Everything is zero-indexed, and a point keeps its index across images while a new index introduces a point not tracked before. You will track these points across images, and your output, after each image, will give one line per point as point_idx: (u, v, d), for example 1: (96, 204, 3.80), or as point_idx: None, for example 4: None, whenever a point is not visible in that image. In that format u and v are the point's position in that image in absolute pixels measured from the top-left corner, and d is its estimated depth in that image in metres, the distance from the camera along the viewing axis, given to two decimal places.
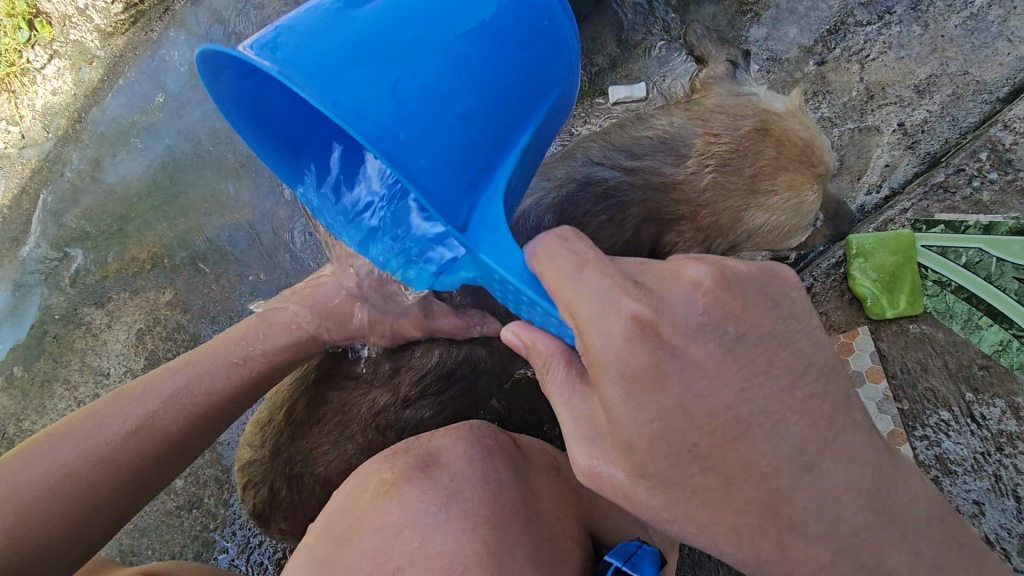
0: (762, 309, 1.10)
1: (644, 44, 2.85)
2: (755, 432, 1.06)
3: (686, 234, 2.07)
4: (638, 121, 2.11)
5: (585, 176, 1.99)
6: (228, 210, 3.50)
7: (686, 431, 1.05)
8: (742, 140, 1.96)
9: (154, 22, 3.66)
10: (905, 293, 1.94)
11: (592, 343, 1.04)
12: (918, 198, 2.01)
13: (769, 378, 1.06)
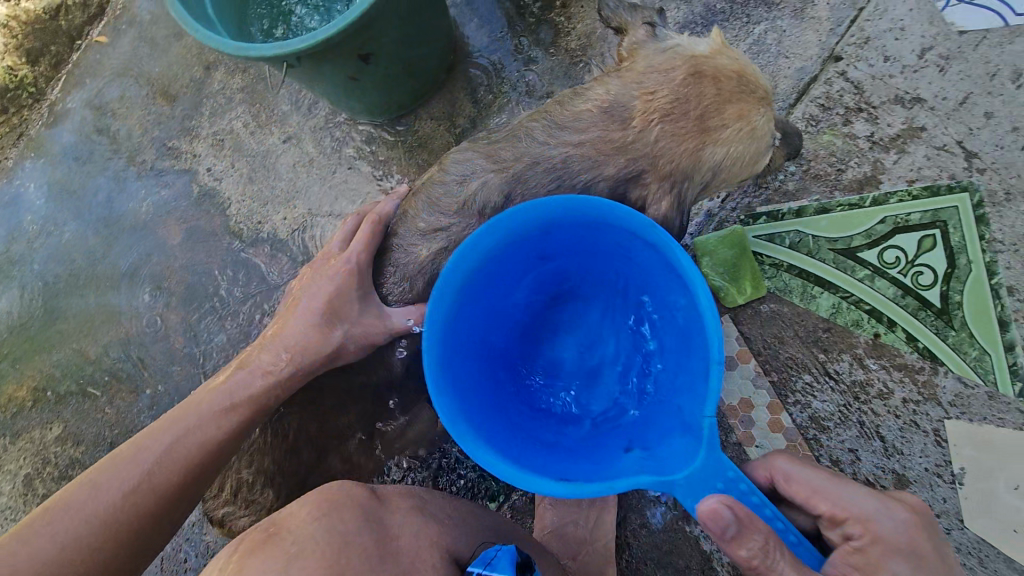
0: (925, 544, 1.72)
1: (499, 102, 3.06)
2: None
3: (651, 186, 2.16)
4: (576, 96, 2.26)
5: (536, 155, 2.17)
6: (114, 325, 3.35)
7: None
8: (679, 89, 2.06)
9: (7, 150, 3.56)
10: (748, 279, 2.19)
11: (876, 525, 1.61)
12: (741, 198, 2.27)
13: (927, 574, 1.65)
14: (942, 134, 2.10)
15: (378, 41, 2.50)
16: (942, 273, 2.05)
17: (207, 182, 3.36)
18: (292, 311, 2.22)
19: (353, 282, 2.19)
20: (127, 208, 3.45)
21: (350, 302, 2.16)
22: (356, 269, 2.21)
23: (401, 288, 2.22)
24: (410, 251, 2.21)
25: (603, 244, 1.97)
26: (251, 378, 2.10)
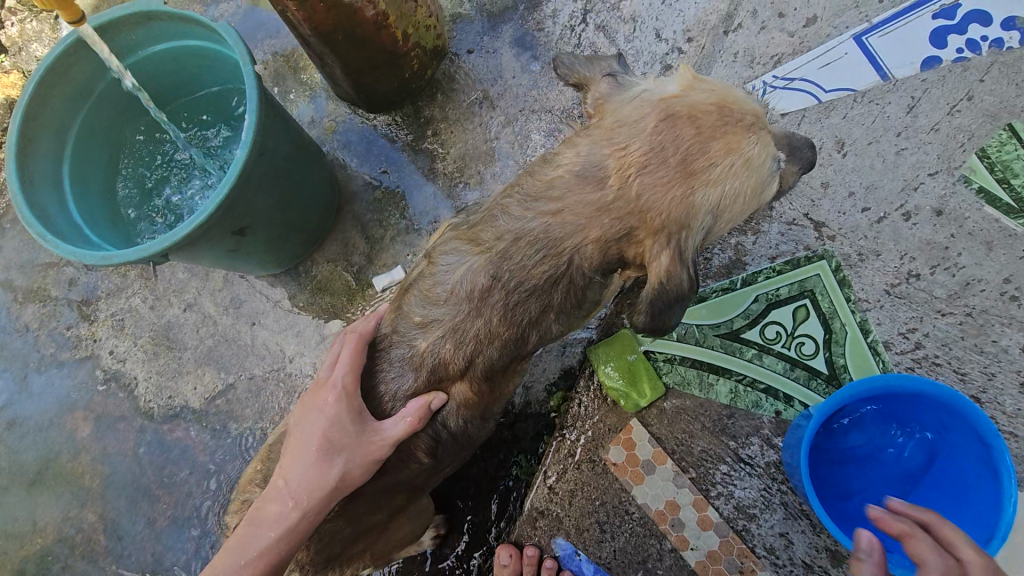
0: None
1: (388, 235, 3.18)
2: None
3: (646, 242, 1.92)
4: (545, 163, 2.07)
5: (518, 229, 2.00)
6: (26, 537, 3.13)
7: None
8: (651, 138, 1.82)
9: None
10: (646, 379, 2.27)
11: None
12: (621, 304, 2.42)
13: None
14: (790, 210, 2.26)
15: (251, 216, 2.52)
16: (822, 341, 2.20)
17: (111, 365, 3.28)
18: (288, 449, 1.99)
19: (346, 406, 1.97)
20: (26, 407, 3.29)
21: (347, 425, 1.95)
22: (346, 392, 1.99)
23: (405, 382, 2.07)
24: (411, 346, 2.08)
25: (920, 413, 2.11)
26: (261, 532, 1.90)
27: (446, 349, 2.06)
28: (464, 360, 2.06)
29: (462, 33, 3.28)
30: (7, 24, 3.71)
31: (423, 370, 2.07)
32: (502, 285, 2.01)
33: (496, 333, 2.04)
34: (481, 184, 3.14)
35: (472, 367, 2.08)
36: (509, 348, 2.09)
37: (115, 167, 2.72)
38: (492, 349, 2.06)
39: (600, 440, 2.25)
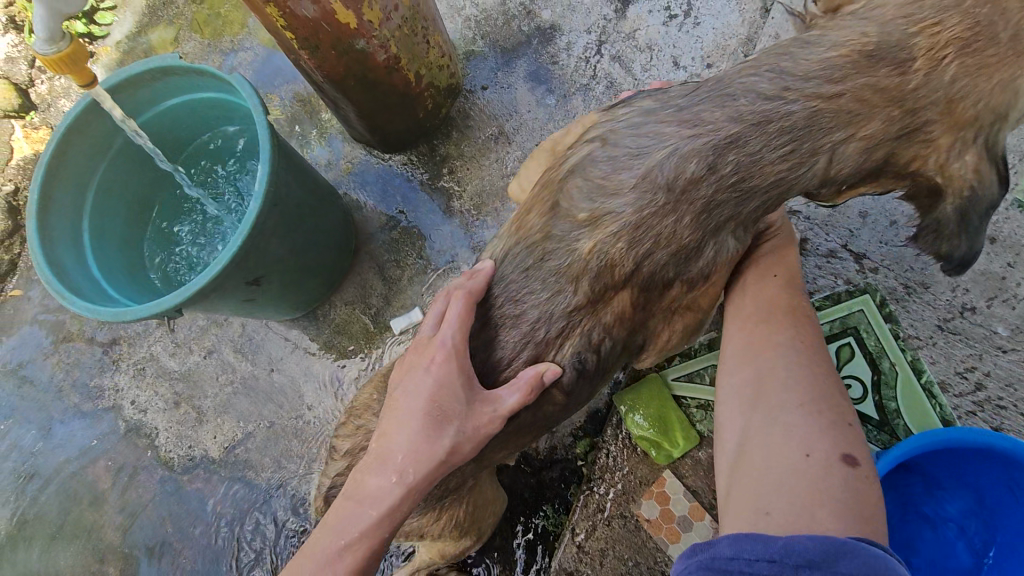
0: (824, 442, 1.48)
1: (405, 276, 3.13)
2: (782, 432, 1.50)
3: (933, 137, 1.69)
4: (804, 42, 1.76)
5: (761, 113, 1.70)
6: None
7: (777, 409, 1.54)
8: (973, 12, 1.56)
9: None
10: (677, 428, 2.18)
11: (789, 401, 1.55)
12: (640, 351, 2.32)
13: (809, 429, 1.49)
14: (826, 242, 2.15)
15: (266, 265, 2.50)
16: (871, 382, 2.03)
17: (133, 415, 3.27)
18: (387, 415, 1.68)
19: (456, 367, 1.71)
20: (51, 459, 3.29)
21: (458, 386, 1.68)
22: (457, 351, 1.74)
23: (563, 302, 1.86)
24: (574, 247, 1.84)
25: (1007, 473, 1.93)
26: (371, 509, 1.60)
27: (615, 250, 1.80)
28: (632, 265, 1.81)
29: (475, 70, 3.25)
30: (37, 82, 3.85)
31: (583, 281, 1.84)
32: (720, 175, 1.74)
33: (681, 236, 1.80)
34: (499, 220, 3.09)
35: (636, 275, 1.84)
36: (677, 258, 1.84)
37: (134, 221, 2.74)
38: (661, 253, 1.81)
39: (631, 495, 2.14)
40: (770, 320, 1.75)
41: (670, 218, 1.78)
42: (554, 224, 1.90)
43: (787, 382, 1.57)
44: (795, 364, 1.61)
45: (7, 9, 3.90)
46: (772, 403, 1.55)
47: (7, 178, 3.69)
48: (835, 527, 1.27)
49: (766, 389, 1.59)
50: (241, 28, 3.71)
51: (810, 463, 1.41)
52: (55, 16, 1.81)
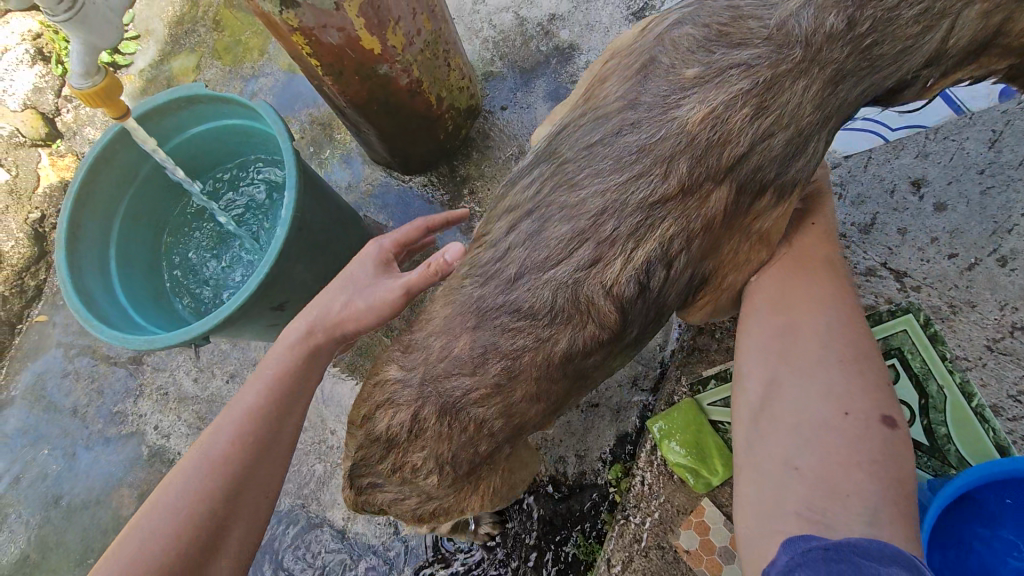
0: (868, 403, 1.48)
1: None
2: (817, 384, 1.53)
3: None
4: None
5: None
6: None
7: (804, 364, 1.59)
8: None
9: None
10: (716, 455, 2.10)
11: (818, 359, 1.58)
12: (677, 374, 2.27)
13: (848, 394, 1.49)
14: (864, 259, 2.12)
15: (290, 290, 2.48)
16: (918, 406, 1.96)
17: (156, 440, 3.30)
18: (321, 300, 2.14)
19: (373, 255, 2.19)
20: (76, 484, 3.32)
21: (370, 266, 2.14)
22: (377, 244, 2.24)
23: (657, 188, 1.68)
24: (686, 107, 1.70)
25: None
26: (282, 345, 1.96)
27: (737, 115, 1.67)
28: (745, 146, 1.68)
29: (494, 90, 3.25)
30: (63, 111, 3.93)
31: (676, 167, 1.68)
32: (856, 34, 1.66)
33: (801, 113, 1.71)
34: None
35: (742, 163, 1.70)
36: (791, 146, 1.74)
37: (156, 247, 2.75)
38: (778, 138, 1.72)
39: (668, 524, 2.06)
40: (809, 284, 1.76)
41: (794, 88, 1.68)
42: (645, 89, 1.78)
43: (827, 346, 1.60)
44: (835, 327, 1.64)
45: (35, 41, 3.99)
46: (807, 363, 1.59)
47: (34, 205, 3.74)
48: (868, 487, 1.34)
49: (801, 348, 1.62)
50: (261, 54, 3.75)
51: (841, 415, 1.46)
52: (91, 52, 1.80)
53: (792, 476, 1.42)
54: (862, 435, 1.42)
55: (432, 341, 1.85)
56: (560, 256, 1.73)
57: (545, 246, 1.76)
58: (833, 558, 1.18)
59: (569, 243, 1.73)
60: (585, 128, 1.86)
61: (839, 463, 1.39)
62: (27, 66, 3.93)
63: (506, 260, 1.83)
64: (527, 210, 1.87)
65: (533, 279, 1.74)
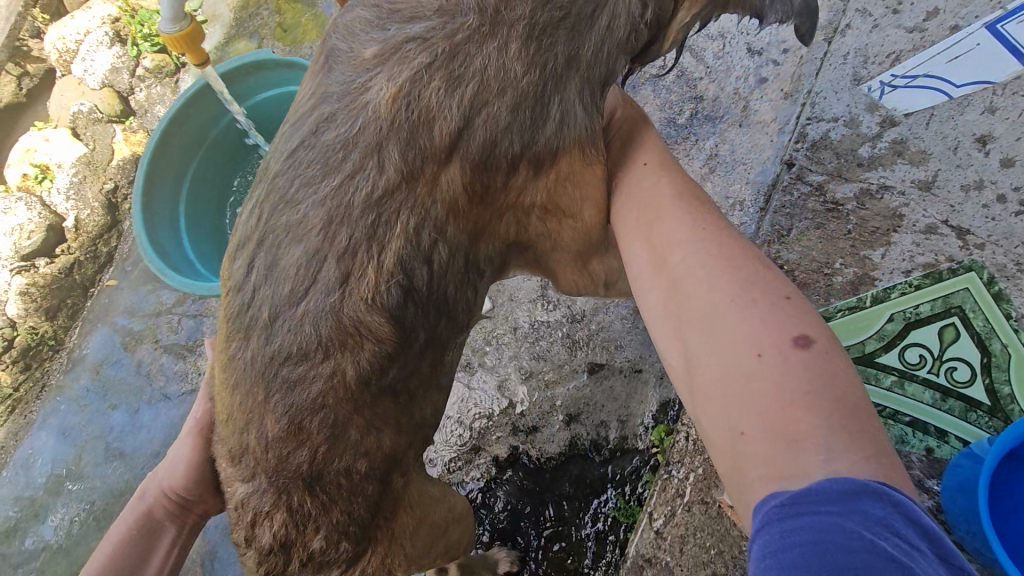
0: (779, 317, 1.15)
1: None
2: (711, 327, 1.21)
3: None
4: None
5: None
6: None
7: (696, 308, 1.27)
8: None
9: (32, 402, 3.77)
10: None
11: (706, 294, 1.27)
12: None
13: (740, 326, 1.17)
14: (924, 217, 2.05)
15: None
16: (980, 365, 1.89)
17: None
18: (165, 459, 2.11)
19: None
20: (141, 437, 3.54)
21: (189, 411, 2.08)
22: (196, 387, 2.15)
23: (374, 179, 1.68)
24: (377, 93, 1.69)
25: None
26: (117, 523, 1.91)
27: (432, 88, 1.68)
28: (457, 121, 1.69)
29: None
30: (135, 90, 4.19)
31: (389, 158, 1.68)
32: None
33: (511, 77, 1.71)
34: None
35: (462, 141, 1.72)
36: (519, 113, 1.75)
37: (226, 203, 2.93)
38: (500, 109, 1.73)
39: (712, 480, 2.01)
40: (672, 209, 1.52)
41: (485, 51, 1.70)
42: (332, 80, 1.77)
43: (709, 280, 1.28)
44: (712, 251, 1.34)
45: (114, 24, 4.30)
46: (702, 315, 1.25)
47: (108, 177, 4.01)
48: (820, 424, 1.00)
49: (689, 301, 1.29)
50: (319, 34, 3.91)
51: (758, 346, 1.13)
52: None
53: (745, 449, 1.07)
54: (782, 360, 1.09)
55: (247, 435, 1.75)
56: (306, 283, 1.68)
57: (284, 279, 1.70)
58: (779, 514, 0.94)
59: (304, 266, 1.69)
60: (292, 128, 1.79)
61: (772, 407, 1.05)
62: (106, 47, 4.23)
63: (256, 304, 1.74)
64: (256, 239, 1.78)
65: (290, 317, 1.68)
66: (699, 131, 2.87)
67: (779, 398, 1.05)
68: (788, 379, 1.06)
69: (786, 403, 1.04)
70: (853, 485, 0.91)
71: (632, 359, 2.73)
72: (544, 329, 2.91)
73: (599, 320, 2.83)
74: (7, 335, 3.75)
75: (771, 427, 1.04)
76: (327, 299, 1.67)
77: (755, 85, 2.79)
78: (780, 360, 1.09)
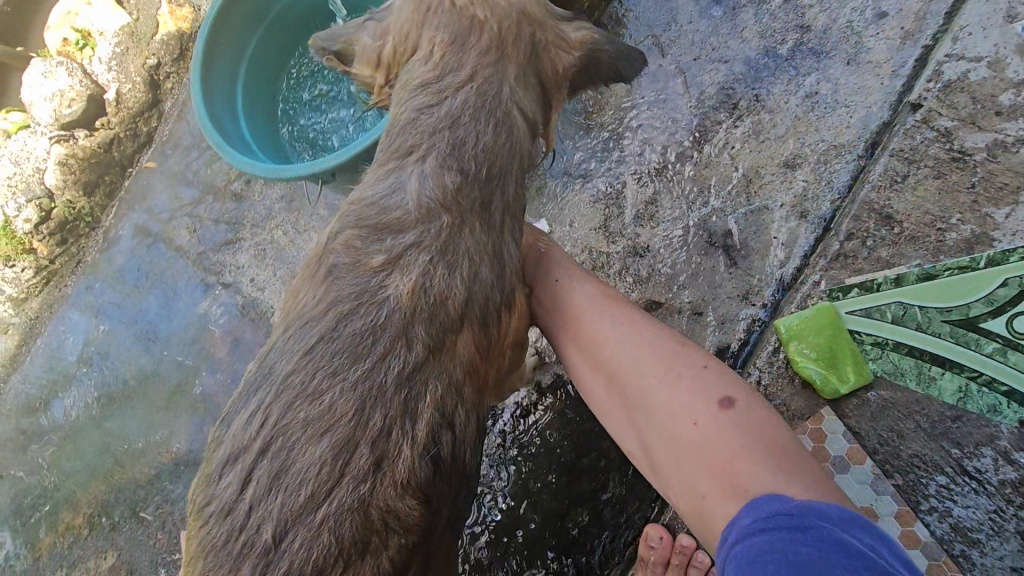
0: (705, 383, 1.52)
1: (535, 185, 2.94)
2: (652, 403, 1.58)
3: None
4: None
5: None
6: (163, 444, 3.35)
7: (632, 389, 1.64)
8: None
9: (67, 276, 3.76)
10: (849, 365, 1.91)
11: (646, 380, 1.62)
12: (825, 270, 2.05)
13: (675, 407, 1.52)
14: None
15: None
16: None
17: (252, 293, 3.45)
18: None
19: None
20: (167, 331, 3.52)
21: None
22: None
23: (395, 363, 1.63)
24: (388, 291, 1.71)
25: None
26: None
27: (436, 275, 1.75)
28: (462, 293, 1.77)
29: None
30: None
31: (415, 335, 1.68)
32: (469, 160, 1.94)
33: (483, 244, 1.87)
34: (639, 135, 2.82)
35: (470, 307, 1.79)
36: (496, 267, 1.89)
37: (286, 65, 2.82)
38: (485, 272, 1.85)
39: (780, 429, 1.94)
40: (587, 303, 1.89)
41: (466, 218, 1.86)
42: (340, 288, 1.76)
43: (639, 359, 1.66)
44: (638, 338, 1.72)
45: None
46: (646, 402, 1.60)
47: (151, 51, 3.80)
48: (763, 471, 1.30)
49: (630, 384, 1.65)
50: None
51: (695, 413, 1.47)
52: None
53: (705, 506, 1.37)
54: (718, 424, 1.42)
55: None
56: (329, 484, 1.52)
57: (302, 483, 1.52)
58: (785, 524, 1.16)
59: (328, 461, 1.53)
60: (297, 332, 1.76)
61: (726, 468, 1.35)
62: None
63: (252, 526, 1.54)
64: (257, 449, 1.61)
65: (302, 527, 1.49)
66: (801, 64, 2.63)
67: (726, 462, 1.36)
68: (726, 435, 1.39)
69: (734, 460, 1.34)
70: (855, 518, 1.14)
71: (693, 301, 2.55)
72: (600, 255, 2.74)
73: (663, 258, 2.64)
74: (45, 207, 3.65)
75: (729, 486, 1.33)
76: (354, 492, 1.52)
77: (871, 19, 2.54)
78: (718, 420, 1.43)
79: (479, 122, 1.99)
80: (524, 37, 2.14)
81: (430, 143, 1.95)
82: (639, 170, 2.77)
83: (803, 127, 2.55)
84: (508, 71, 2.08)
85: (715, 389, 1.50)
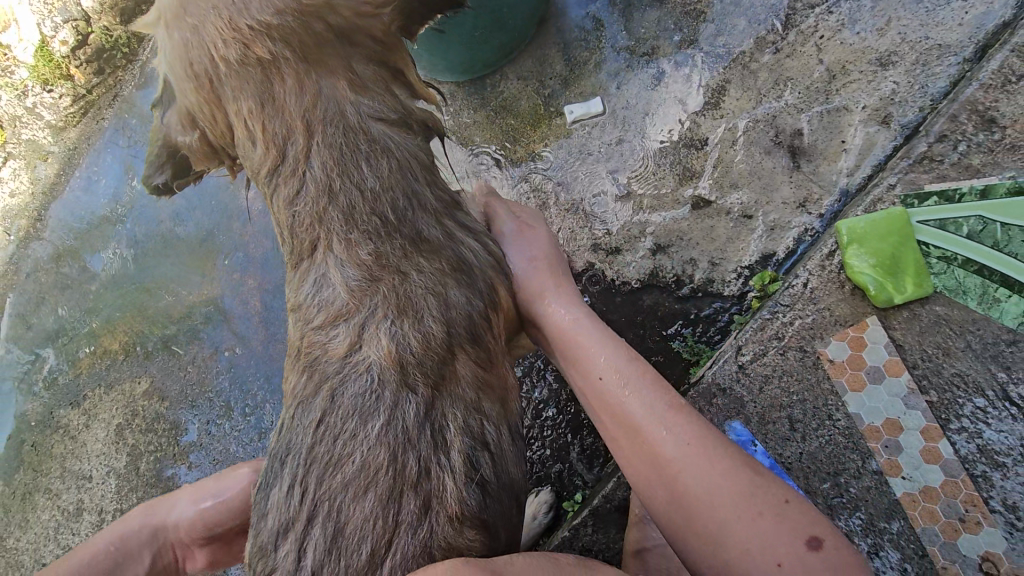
0: (790, 517, 1.35)
1: (595, 60, 2.71)
2: (727, 538, 1.35)
3: None
4: None
5: None
6: (196, 286, 3.44)
7: (701, 513, 1.38)
8: None
9: (105, 110, 3.69)
10: (910, 275, 1.84)
11: (719, 507, 1.36)
12: (903, 172, 1.93)
13: (753, 546, 1.32)
14: None
15: None
16: None
17: None
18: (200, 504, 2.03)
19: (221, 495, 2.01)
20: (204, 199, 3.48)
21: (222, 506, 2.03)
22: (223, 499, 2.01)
23: (408, 408, 1.41)
24: (368, 367, 1.46)
25: None
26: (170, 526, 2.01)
27: (406, 327, 1.48)
28: (439, 322, 1.52)
29: None
30: None
31: (409, 371, 1.45)
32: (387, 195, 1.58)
33: (439, 264, 1.59)
34: (719, 14, 2.53)
35: (455, 336, 1.54)
36: (464, 279, 1.62)
37: None
38: (454, 291, 1.58)
39: (818, 333, 1.91)
40: (643, 397, 1.54)
41: (404, 267, 1.54)
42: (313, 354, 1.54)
43: (712, 487, 1.38)
44: (709, 452, 1.43)
45: None
46: (715, 534, 1.36)
47: None
48: None
49: (699, 511, 1.38)
50: None
51: (780, 561, 1.30)
52: None
53: None
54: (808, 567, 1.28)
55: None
56: (386, 538, 1.32)
57: (361, 543, 1.32)
58: None
59: (378, 515, 1.34)
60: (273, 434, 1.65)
61: None
62: None
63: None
64: (303, 520, 1.40)
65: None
66: None
67: None
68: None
69: None
70: None
71: (745, 202, 2.40)
72: (654, 141, 2.58)
73: (722, 151, 2.46)
74: (82, 30, 3.56)
75: None
76: (417, 536, 1.33)
77: None
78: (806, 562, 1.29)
79: (358, 167, 1.57)
80: (327, 39, 1.59)
81: (326, 230, 1.56)
82: (711, 54, 2.53)
83: (901, 19, 2.25)
84: (337, 84, 1.59)
85: (804, 525, 1.34)
